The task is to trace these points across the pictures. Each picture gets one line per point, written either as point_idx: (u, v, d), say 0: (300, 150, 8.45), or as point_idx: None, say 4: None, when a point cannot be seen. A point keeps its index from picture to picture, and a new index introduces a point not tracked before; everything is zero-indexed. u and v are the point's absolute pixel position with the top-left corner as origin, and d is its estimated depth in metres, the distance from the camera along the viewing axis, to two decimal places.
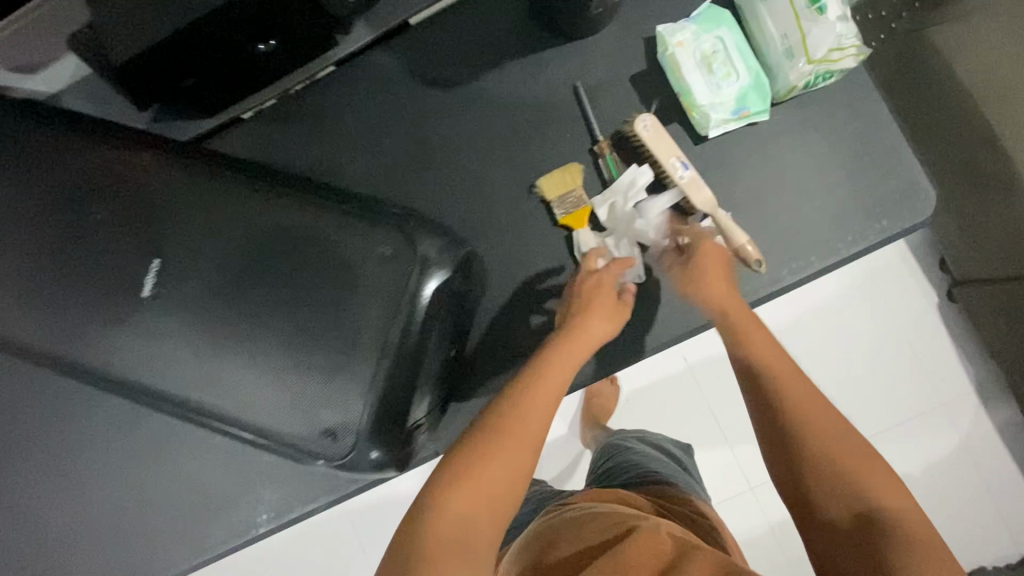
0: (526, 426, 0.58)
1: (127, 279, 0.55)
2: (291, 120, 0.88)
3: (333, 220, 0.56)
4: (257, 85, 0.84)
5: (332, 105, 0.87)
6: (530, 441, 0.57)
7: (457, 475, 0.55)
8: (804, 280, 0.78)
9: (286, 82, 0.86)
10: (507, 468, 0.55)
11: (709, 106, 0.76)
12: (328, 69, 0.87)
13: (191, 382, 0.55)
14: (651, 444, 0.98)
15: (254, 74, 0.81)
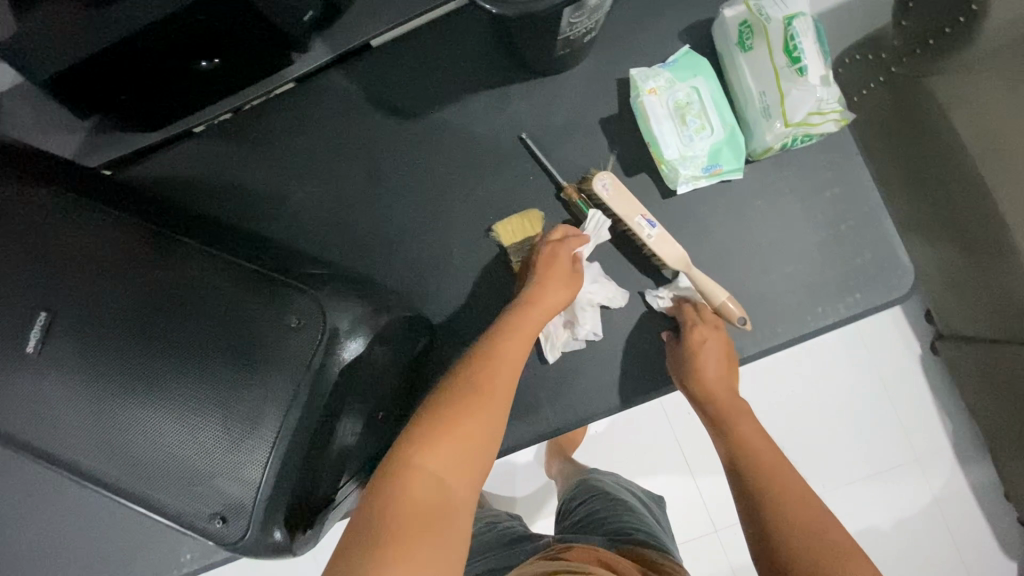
0: (500, 380, 0.54)
1: (12, 332, 0.51)
2: (240, 139, 0.82)
3: (239, 281, 0.51)
4: (206, 101, 0.77)
5: (284, 126, 0.82)
6: (507, 395, 0.53)
7: (429, 433, 0.49)
8: (769, 350, 0.73)
9: (241, 98, 0.79)
10: (486, 420, 0.51)
11: (678, 160, 0.71)
12: (286, 86, 0.81)
13: (77, 449, 0.50)
14: (630, 492, 0.88)
15: (201, 89, 0.74)
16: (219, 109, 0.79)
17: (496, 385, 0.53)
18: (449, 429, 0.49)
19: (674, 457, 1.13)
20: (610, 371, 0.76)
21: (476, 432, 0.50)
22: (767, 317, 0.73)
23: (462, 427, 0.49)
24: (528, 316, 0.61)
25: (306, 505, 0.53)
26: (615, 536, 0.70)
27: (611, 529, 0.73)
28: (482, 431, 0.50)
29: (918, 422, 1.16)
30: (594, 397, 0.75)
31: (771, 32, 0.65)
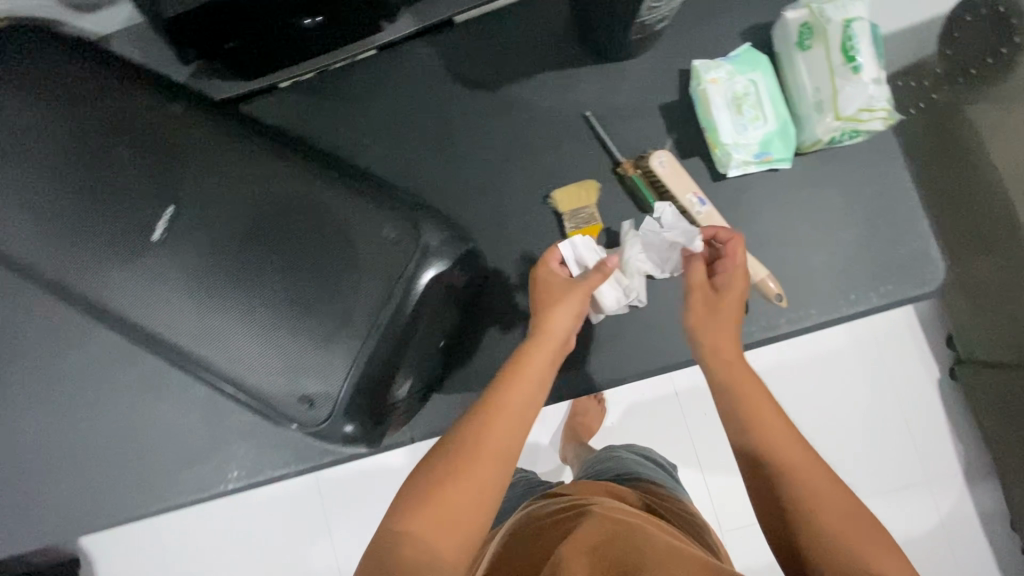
0: (496, 440, 0.57)
1: (143, 222, 0.59)
2: (321, 94, 0.88)
3: (343, 197, 0.58)
4: (297, 59, 0.83)
5: (365, 87, 0.88)
6: (501, 454, 0.57)
7: (419, 503, 0.53)
8: (798, 332, 0.78)
9: (325, 60, 0.85)
10: (477, 486, 0.54)
11: (733, 146, 0.77)
12: (369, 52, 0.87)
13: (185, 328, 0.58)
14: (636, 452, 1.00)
15: (295, 46, 0.79)
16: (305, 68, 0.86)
17: (490, 445, 0.57)
18: (439, 498, 0.53)
19: (688, 447, 1.17)
20: (648, 337, 0.83)
21: (467, 498, 0.53)
22: (800, 301, 0.78)
23: (450, 496, 0.53)
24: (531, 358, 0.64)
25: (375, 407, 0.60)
26: (629, 478, 0.85)
27: (622, 474, 0.86)
28: (473, 497, 0.54)
29: (927, 437, 1.21)
30: (625, 362, 0.83)
31: (830, 33, 0.71)
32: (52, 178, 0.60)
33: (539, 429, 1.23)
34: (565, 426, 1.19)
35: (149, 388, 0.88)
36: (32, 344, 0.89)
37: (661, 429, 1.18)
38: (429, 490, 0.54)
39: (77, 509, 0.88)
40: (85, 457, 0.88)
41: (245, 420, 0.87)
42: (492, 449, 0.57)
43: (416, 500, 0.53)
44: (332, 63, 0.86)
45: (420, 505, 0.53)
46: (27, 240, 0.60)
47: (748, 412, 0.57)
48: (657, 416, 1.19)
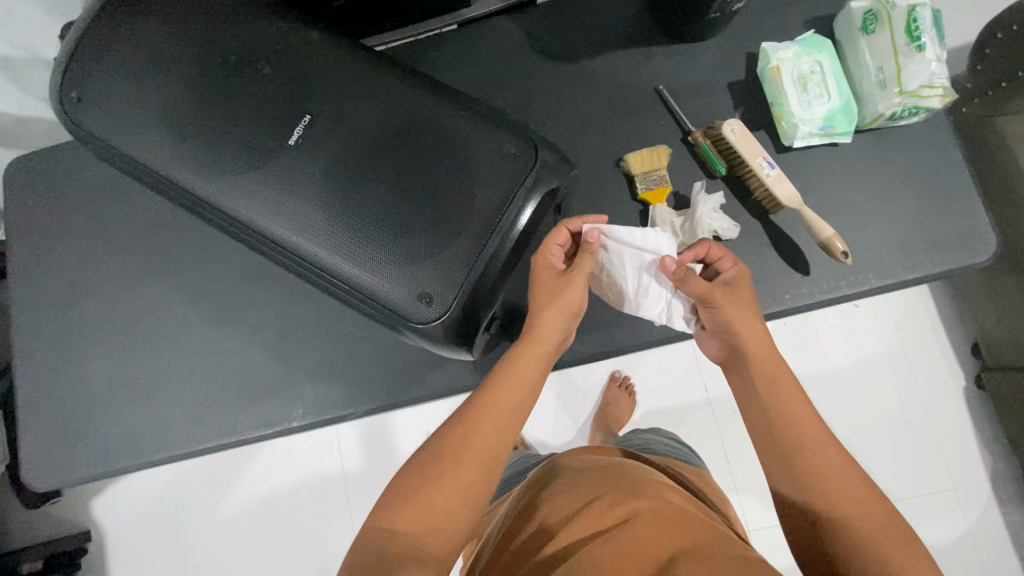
0: (483, 443, 0.59)
1: (280, 128, 0.64)
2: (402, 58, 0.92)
3: (465, 116, 0.64)
4: (386, 25, 0.87)
5: (445, 57, 0.92)
6: (484, 456, 0.59)
7: (400, 504, 0.56)
8: (857, 295, 0.82)
9: (416, 29, 0.90)
10: (458, 493, 0.57)
11: (800, 118, 0.82)
12: (452, 26, 0.92)
13: (302, 231, 0.62)
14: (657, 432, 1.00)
15: (390, 12, 0.84)
16: (394, 37, 0.91)
17: (473, 448, 0.59)
18: (419, 502, 0.56)
19: (716, 444, 1.24)
20: None
21: (447, 504, 0.56)
22: (859, 265, 0.82)
23: (433, 499, 0.56)
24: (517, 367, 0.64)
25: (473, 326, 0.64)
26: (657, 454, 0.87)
27: (649, 450, 0.88)
28: (451, 503, 0.56)
29: (960, 435, 1.22)
30: None
31: (895, 16, 0.78)
32: (188, 90, 0.65)
33: (571, 419, 1.28)
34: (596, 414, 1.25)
35: (223, 324, 0.92)
36: (119, 277, 0.94)
37: (692, 427, 1.25)
38: (412, 491, 0.56)
39: (143, 438, 0.90)
40: (156, 387, 0.91)
41: (311, 361, 0.90)
42: (475, 452, 0.59)
43: (397, 500, 0.56)
44: (420, 34, 0.91)
45: (401, 506, 0.55)
46: (159, 146, 0.65)
47: (777, 405, 0.62)
48: (685, 409, 1.26)
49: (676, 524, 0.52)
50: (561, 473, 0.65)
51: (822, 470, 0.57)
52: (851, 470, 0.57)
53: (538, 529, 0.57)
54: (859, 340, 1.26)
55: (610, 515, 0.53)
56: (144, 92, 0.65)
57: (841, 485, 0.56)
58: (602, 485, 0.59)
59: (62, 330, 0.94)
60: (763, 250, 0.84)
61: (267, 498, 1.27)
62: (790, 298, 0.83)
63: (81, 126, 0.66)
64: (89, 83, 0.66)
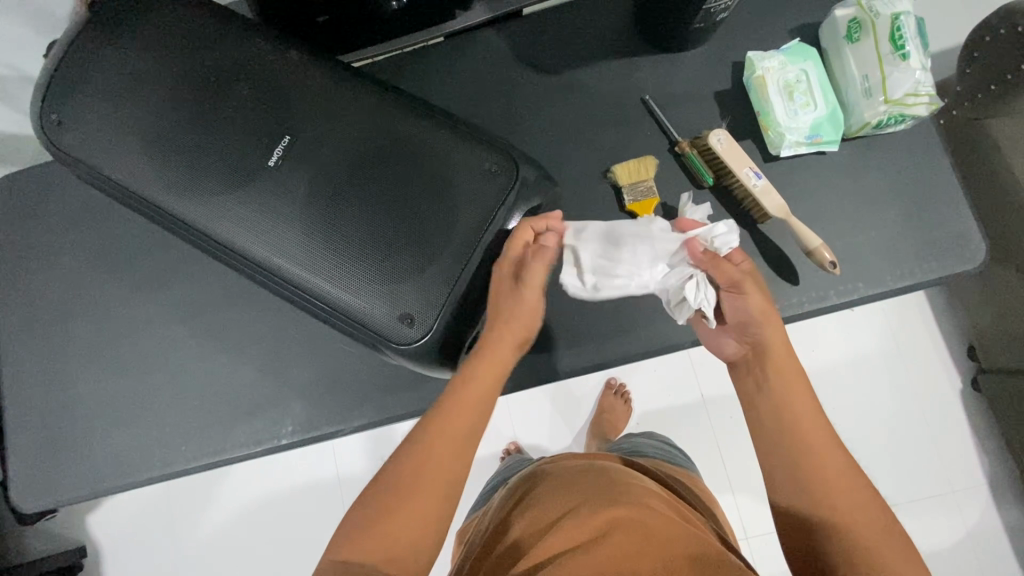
0: (444, 462, 0.58)
1: (260, 149, 0.64)
2: (388, 71, 0.92)
3: (444, 134, 0.64)
4: (372, 38, 0.87)
5: (431, 70, 0.91)
6: (447, 476, 0.58)
7: (369, 525, 0.55)
8: (848, 303, 0.82)
9: (400, 43, 0.89)
10: (424, 517, 0.56)
11: (786, 127, 0.82)
12: (438, 39, 0.91)
13: (280, 252, 0.62)
14: (647, 434, 1.00)
15: (374, 26, 0.84)
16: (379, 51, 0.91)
17: (436, 468, 0.58)
18: (386, 527, 0.54)
19: (712, 451, 1.23)
20: None
21: (412, 527, 0.55)
22: (849, 274, 0.82)
23: (398, 524, 0.55)
24: (473, 387, 0.61)
25: (450, 345, 0.64)
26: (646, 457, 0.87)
27: (638, 453, 0.88)
28: (417, 522, 0.55)
29: (956, 440, 1.21)
30: (680, 328, 0.83)
31: (879, 25, 0.78)
32: (167, 111, 0.65)
33: (566, 427, 1.27)
34: (590, 423, 1.24)
35: (211, 342, 0.91)
36: (107, 295, 0.94)
37: (687, 434, 1.24)
38: (383, 513, 0.55)
39: (132, 457, 0.90)
40: (145, 406, 0.91)
41: (300, 377, 0.89)
42: (439, 472, 0.58)
43: (361, 526, 0.55)
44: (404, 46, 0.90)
45: (365, 531, 0.54)
46: (139, 168, 0.64)
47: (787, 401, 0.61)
48: (680, 416, 1.25)
49: (654, 533, 0.52)
50: (546, 478, 0.65)
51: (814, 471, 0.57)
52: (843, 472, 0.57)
53: (518, 540, 0.56)
54: (853, 345, 1.25)
55: (592, 525, 0.53)
56: (123, 114, 0.65)
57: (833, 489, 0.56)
58: (583, 493, 0.58)
59: (51, 349, 0.93)
60: (752, 260, 0.83)
61: (261, 512, 1.26)
62: (779, 307, 0.82)
63: (62, 149, 0.65)
64: (70, 106, 0.65)
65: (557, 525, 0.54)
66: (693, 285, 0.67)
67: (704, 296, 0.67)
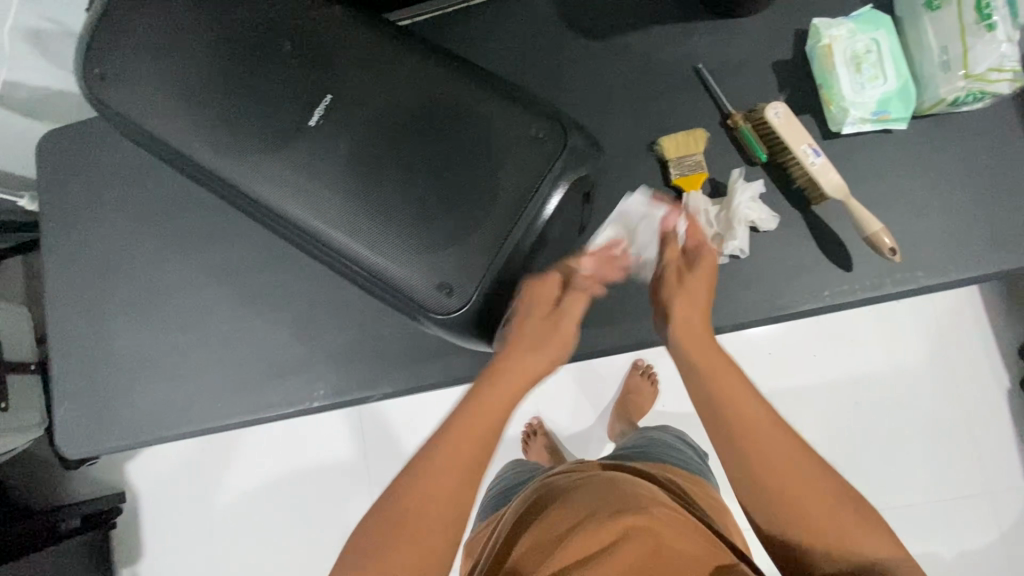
0: (452, 477, 0.57)
1: (300, 108, 0.62)
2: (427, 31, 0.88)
3: (490, 97, 0.61)
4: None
5: (473, 32, 0.88)
6: (455, 487, 0.56)
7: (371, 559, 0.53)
8: (904, 294, 0.77)
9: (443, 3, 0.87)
10: (431, 532, 0.54)
11: (851, 102, 0.76)
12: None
13: (324, 214, 0.61)
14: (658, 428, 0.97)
15: None
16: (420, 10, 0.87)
17: (443, 482, 0.56)
18: (385, 559, 0.52)
19: None
20: (745, 291, 0.80)
21: (415, 550, 0.53)
22: (908, 261, 0.77)
23: (417, 529, 0.54)
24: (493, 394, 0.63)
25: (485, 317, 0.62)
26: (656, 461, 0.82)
27: (648, 451, 0.86)
28: (425, 543, 0.53)
29: (1002, 441, 1.16)
30: (720, 311, 0.80)
31: None
32: (207, 67, 0.63)
33: (590, 406, 1.26)
34: (616, 402, 1.23)
35: (245, 302, 0.92)
36: (145, 253, 0.95)
37: None
38: (383, 544, 0.53)
39: (169, 412, 0.92)
40: (182, 363, 0.93)
41: (333, 343, 0.90)
42: (447, 488, 0.56)
43: (364, 557, 0.53)
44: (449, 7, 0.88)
45: (385, 535, 0.54)
46: (181, 126, 0.64)
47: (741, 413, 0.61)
48: None
49: (665, 551, 0.50)
50: (552, 489, 0.64)
51: (777, 472, 0.56)
52: (812, 471, 0.56)
53: (524, 552, 0.56)
54: (894, 339, 1.20)
55: (600, 538, 0.52)
56: (165, 68, 0.64)
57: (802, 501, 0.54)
58: (590, 505, 0.57)
59: (94, 303, 0.96)
60: (802, 244, 0.79)
61: (288, 471, 1.29)
62: (830, 294, 0.78)
63: (106, 104, 0.65)
64: (113, 59, 0.65)
65: (563, 541, 0.53)
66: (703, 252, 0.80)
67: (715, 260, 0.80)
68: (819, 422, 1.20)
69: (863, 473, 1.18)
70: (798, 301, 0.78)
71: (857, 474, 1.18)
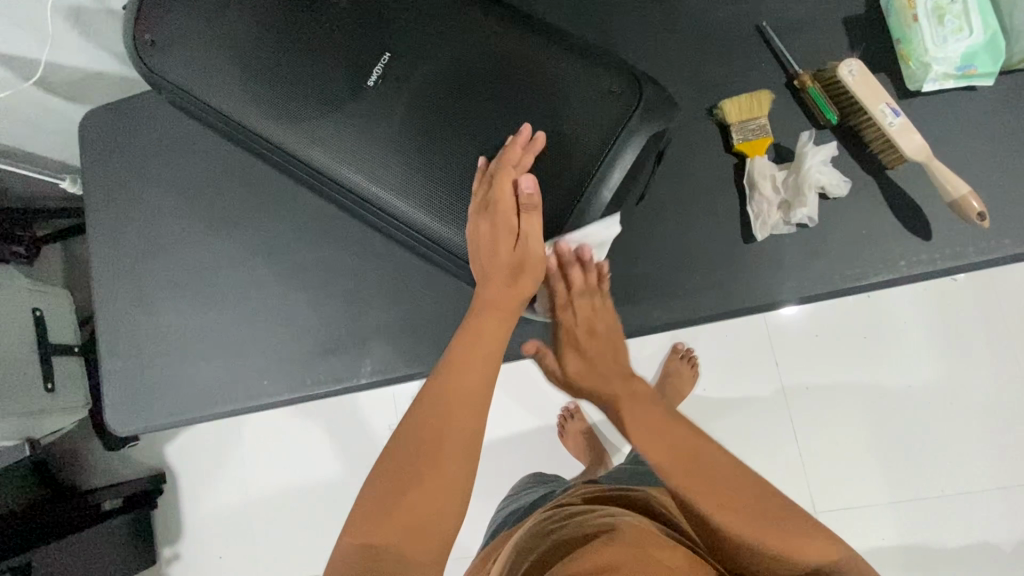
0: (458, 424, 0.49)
1: (356, 70, 0.60)
2: None
3: (556, 53, 0.59)
4: None
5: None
6: (462, 432, 0.49)
7: (377, 511, 0.46)
8: (989, 262, 0.72)
9: None
10: (441, 484, 0.47)
11: (932, 59, 0.71)
12: None
13: (386, 182, 0.59)
14: None
15: None
16: None
17: (447, 434, 0.49)
18: (391, 517, 0.45)
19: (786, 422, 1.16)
20: (813, 261, 0.75)
21: (422, 506, 0.46)
22: (994, 228, 0.72)
23: (417, 495, 0.46)
24: (487, 323, 0.55)
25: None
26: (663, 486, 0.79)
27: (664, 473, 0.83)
28: (430, 502, 0.46)
29: None
30: (787, 283, 0.76)
31: None
32: (258, 31, 0.61)
33: None
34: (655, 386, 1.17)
35: (290, 279, 0.91)
36: (190, 231, 0.95)
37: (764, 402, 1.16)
38: (387, 500, 0.46)
39: (215, 390, 0.91)
40: (228, 340, 0.92)
41: (379, 319, 0.88)
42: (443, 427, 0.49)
43: (369, 518, 0.46)
44: None
45: (386, 506, 0.46)
46: (235, 92, 0.62)
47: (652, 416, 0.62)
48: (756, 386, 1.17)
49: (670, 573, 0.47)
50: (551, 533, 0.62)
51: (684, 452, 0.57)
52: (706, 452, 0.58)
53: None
54: (955, 318, 1.14)
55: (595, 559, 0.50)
56: (215, 34, 0.62)
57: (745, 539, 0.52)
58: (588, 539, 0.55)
59: (139, 282, 0.95)
60: (876, 211, 0.74)
61: (325, 454, 1.29)
62: (907, 263, 0.73)
63: (157, 72, 0.64)
64: (164, 25, 0.64)
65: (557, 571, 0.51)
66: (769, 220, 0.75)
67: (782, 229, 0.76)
68: (870, 410, 1.14)
69: (924, 461, 1.12)
70: (873, 272, 0.74)
71: (920, 460, 1.12)
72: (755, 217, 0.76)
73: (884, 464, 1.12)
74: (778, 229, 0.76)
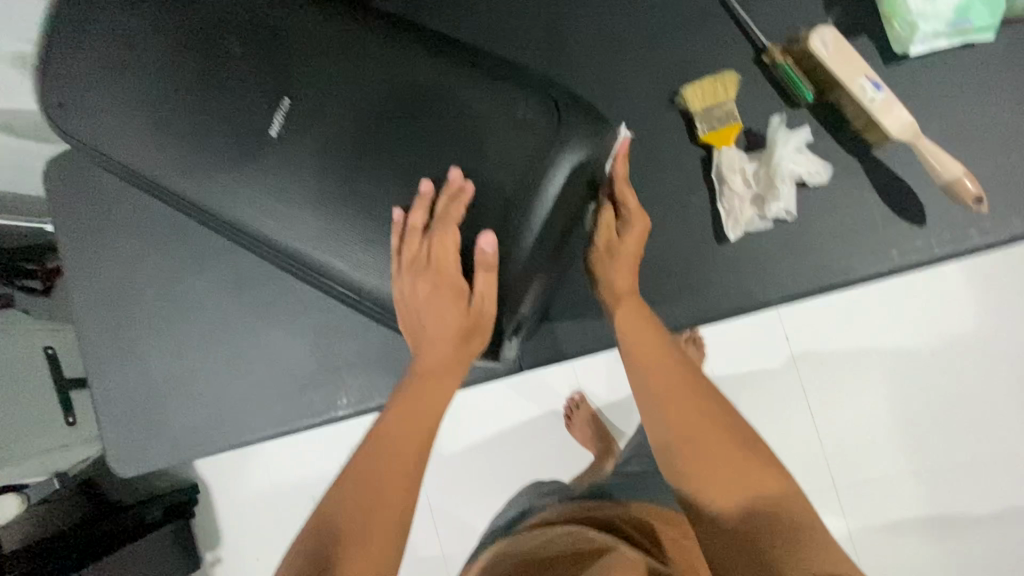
0: (389, 493, 0.52)
1: (258, 121, 0.56)
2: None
3: (464, 79, 0.53)
4: None
5: None
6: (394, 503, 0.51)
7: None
8: (987, 246, 0.65)
9: None
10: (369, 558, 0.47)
11: (919, 15, 0.62)
12: None
13: (303, 237, 0.56)
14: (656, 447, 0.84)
15: None
16: None
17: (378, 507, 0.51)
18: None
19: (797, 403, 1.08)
20: (794, 259, 0.68)
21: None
22: (995, 207, 0.65)
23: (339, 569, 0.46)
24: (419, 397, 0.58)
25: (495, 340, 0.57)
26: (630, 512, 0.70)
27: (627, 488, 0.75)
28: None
29: None
30: (767, 283, 0.69)
31: None
32: (158, 84, 0.58)
33: None
34: None
35: (264, 317, 0.90)
36: (162, 276, 0.94)
37: None
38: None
39: (201, 429, 0.93)
40: (207, 380, 0.93)
41: (352, 350, 0.88)
42: (373, 499, 0.51)
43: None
44: None
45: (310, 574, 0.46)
46: (144, 150, 0.59)
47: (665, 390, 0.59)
48: None
49: None
50: None
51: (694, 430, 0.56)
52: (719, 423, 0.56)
53: None
54: None
55: None
56: (118, 89, 0.59)
57: (718, 472, 0.53)
58: None
59: (117, 328, 0.95)
60: (862, 197, 0.67)
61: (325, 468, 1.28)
62: (897, 254, 0.67)
63: (69, 135, 0.61)
64: (69, 86, 0.60)
65: None
66: (744, 217, 0.68)
67: (761, 224, 0.68)
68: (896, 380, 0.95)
69: None
70: (860, 265, 0.67)
71: None
72: (727, 215, 0.69)
73: (913, 442, 0.95)
74: (756, 226, 0.69)
